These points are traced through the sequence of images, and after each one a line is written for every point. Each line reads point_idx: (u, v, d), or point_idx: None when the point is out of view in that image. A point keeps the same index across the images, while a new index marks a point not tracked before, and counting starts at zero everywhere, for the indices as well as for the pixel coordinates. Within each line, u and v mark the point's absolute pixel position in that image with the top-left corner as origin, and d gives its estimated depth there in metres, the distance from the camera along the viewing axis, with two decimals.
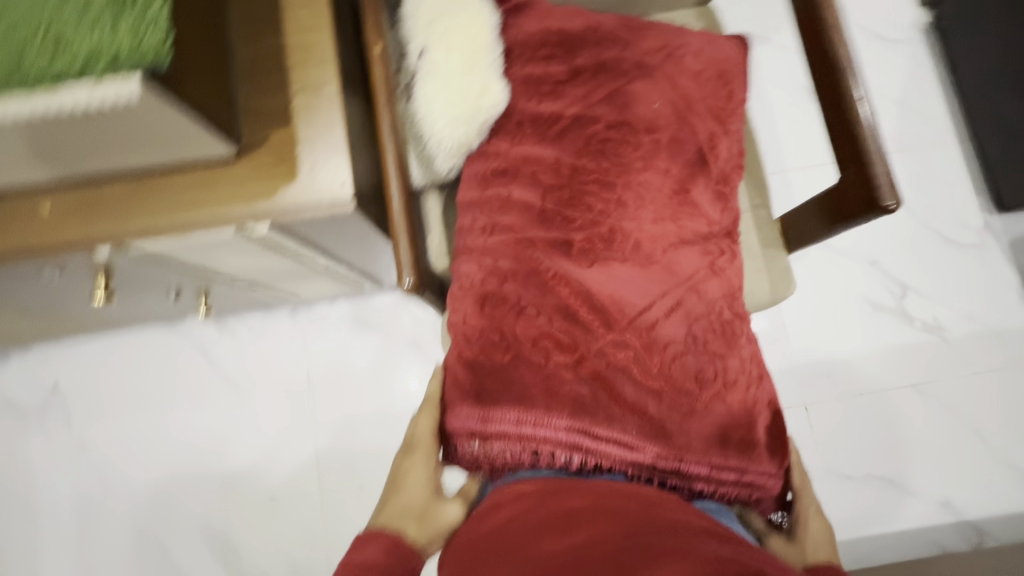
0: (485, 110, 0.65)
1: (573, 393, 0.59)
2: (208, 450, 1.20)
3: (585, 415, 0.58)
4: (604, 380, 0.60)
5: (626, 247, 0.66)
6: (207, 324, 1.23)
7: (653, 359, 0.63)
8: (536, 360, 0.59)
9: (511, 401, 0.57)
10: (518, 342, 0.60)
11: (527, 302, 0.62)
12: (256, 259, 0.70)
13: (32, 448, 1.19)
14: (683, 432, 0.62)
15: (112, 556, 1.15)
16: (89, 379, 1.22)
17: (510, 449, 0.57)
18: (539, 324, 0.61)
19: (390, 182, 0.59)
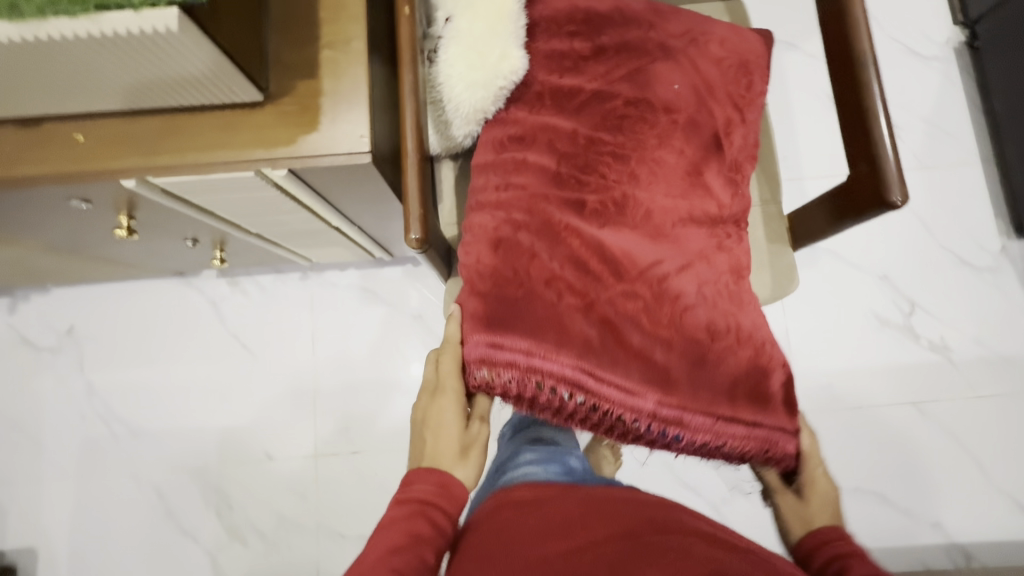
0: (502, 76, 0.66)
1: (582, 334, 0.61)
2: (210, 403, 1.23)
3: (591, 355, 0.60)
4: (612, 325, 0.62)
5: (637, 215, 0.67)
6: (220, 280, 1.26)
7: (663, 310, 0.65)
8: (548, 299, 0.61)
9: (522, 333, 0.59)
10: (532, 280, 0.62)
11: (541, 250, 0.63)
12: (269, 212, 0.73)
13: (42, 386, 1.23)
14: (688, 384, 0.63)
15: (110, 496, 1.19)
16: (103, 324, 1.25)
17: (513, 378, 0.59)
18: (552, 267, 0.62)
19: (407, 139, 0.60)
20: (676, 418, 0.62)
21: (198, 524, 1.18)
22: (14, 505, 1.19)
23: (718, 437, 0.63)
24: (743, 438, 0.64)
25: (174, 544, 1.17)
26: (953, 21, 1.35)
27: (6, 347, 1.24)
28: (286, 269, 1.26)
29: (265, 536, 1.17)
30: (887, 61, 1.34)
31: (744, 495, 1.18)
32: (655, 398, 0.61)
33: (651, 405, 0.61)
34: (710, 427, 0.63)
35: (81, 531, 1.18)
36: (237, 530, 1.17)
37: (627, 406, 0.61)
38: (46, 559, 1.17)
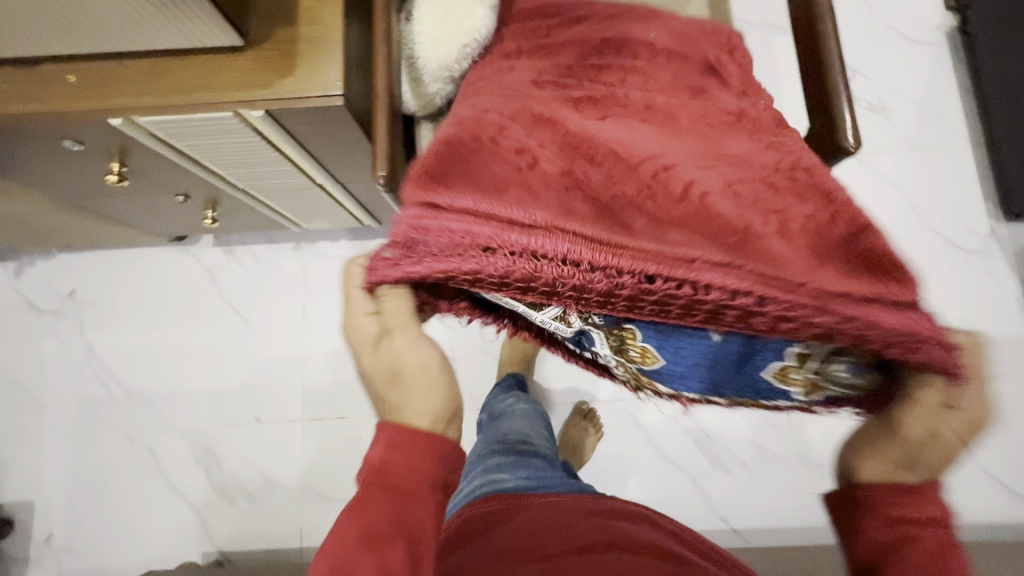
0: (466, 32, 0.69)
1: (554, 196, 0.44)
2: (204, 367, 1.26)
3: (571, 209, 0.43)
4: (598, 193, 0.44)
5: (646, 108, 0.56)
6: (217, 249, 1.30)
7: (680, 187, 0.45)
8: (509, 161, 0.46)
9: (467, 185, 0.44)
10: (494, 146, 0.48)
11: (515, 128, 0.51)
12: (252, 161, 0.77)
13: (44, 347, 1.28)
14: (735, 241, 0.42)
15: (105, 454, 1.23)
16: (104, 289, 1.30)
17: (465, 241, 0.42)
18: (523, 140, 0.49)
19: (379, 86, 0.64)
20: (724, 279, 0.40)
21: (190, 484, 1.21)
22: (14, 461, 1.23)
23: (808, 309, 0.40)
24: (852, 307, 0.40)
25: (166, 502, 1.20)
26: (945, 6, 1.36)
27: (11, 310, 1.29)
28: (280, 240, 1.30)
29: (253, 498, 1.19)
30: (878, 44, 1.35)
31: (725, 470, 1.18)
32: (684, 255, 0.41)
33: (680, 264, 0.41)
34: (788, 298, 0.40)
35: (77, 487, 1.22)
36: (226, 491, 1.20)
37: (640, 264, 0.41)
38: (43, 513, 1.21)
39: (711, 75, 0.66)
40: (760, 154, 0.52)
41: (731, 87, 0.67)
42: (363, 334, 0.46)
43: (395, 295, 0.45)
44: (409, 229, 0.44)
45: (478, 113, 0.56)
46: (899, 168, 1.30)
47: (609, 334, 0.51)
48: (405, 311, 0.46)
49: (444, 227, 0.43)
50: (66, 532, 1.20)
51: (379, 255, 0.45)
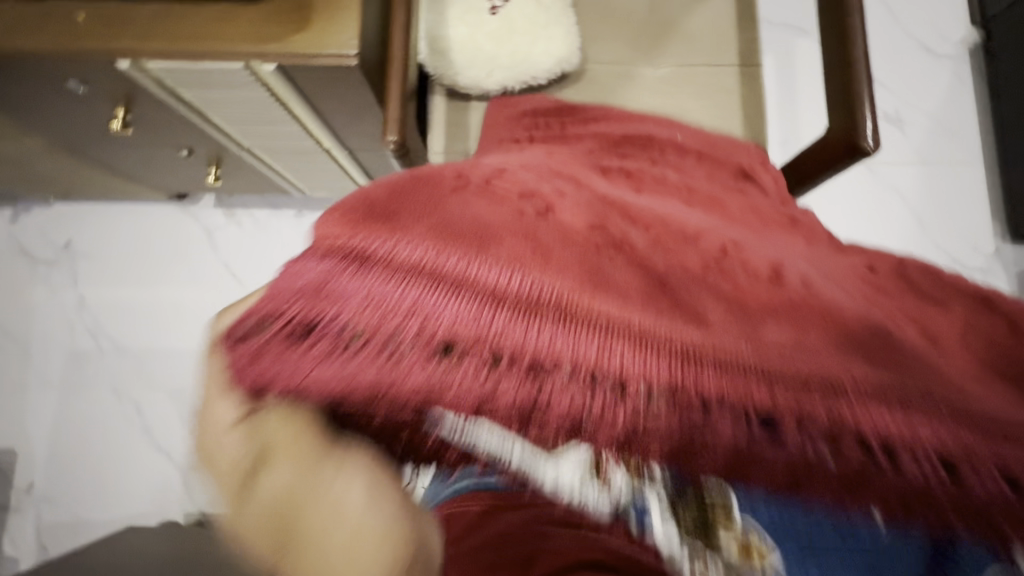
0: (569, 59, 0.79)
1: (595, 266, 0.38)
2: (194, 327, 1.25)
3: (601, 276, 0.37)
4: (644, 267, 0.40)
5: (651, 179, 0.58)
6: (217, 210, 1.29)
7: (728, 280, 0.42)
8: (484, 211, 0.38)
9: (448, 239, 0.35)
10: (490, 190, 0.40)
11: (518, 171, 0.45)
12: (261, 119, 0.75)
13: (35, 295, 1.26)
14: (774, 344, 0.38)
15: (92, 407, 1.22)
16: (100, 242, 1.28)
17: (412, 325, 0.31)
18: (527, 181, 0.43)
19: (395, 49, 0.67)
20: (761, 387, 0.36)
21: (175, 443, 1.20)
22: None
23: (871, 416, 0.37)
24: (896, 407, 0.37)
25: (151, 460, 1.20)
26: (970, 21, 1.34)
27: (4, 256, 1.28)
28: (282, 205, 1.28)
29: None
30: (899, 55, 1.33)
31: None
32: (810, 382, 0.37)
33: (807, 392, 0.37)
34: (850, 411, 0.37)
35: (59, 438, 1.21)
36: None
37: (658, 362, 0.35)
38: (25, 461, 1.21)
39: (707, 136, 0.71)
40: (811, 267, 0.48)
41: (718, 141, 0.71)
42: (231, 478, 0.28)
43: (286, 417, 0.28)
44: (308, 302, 0.31)
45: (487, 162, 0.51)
46: (910, 181, 1.29)
47: (674, 500, 0.44)
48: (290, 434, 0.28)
49: (382, 297, 0.32)
50: (47, 482, 1.20)
51: (250, 340, 0.30)
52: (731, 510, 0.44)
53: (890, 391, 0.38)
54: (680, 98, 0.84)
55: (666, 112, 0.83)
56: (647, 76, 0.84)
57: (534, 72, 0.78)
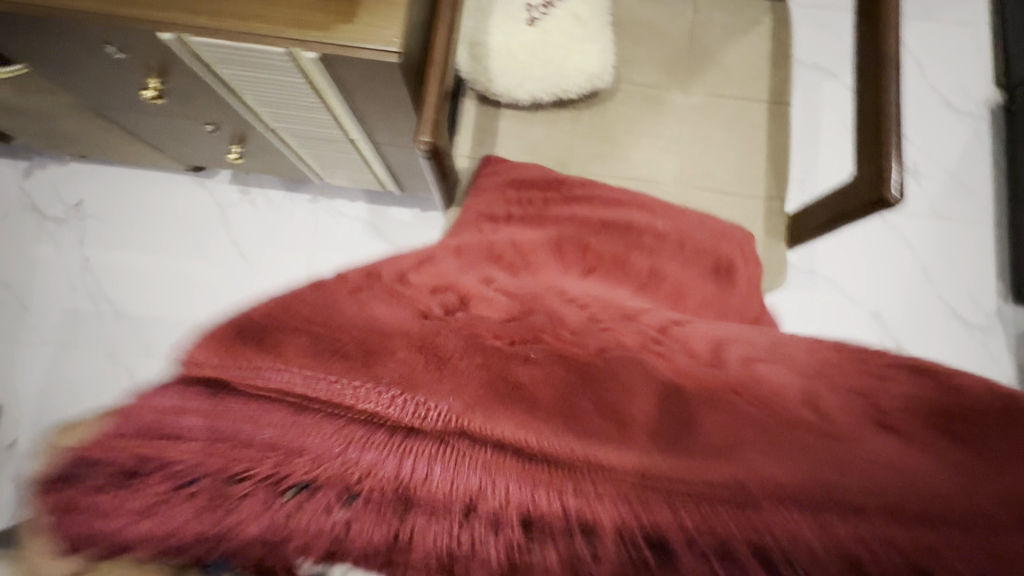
0: (602, 76, 0.79)
1: (474, 364, 0.40)
2: (196, 302, 1.24)
3: (481, 386, 0.37)
4: (551, 363, 0.41)
5: (601, 257, 0.70)
6: (232, 187, 1.29)
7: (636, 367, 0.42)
8: (368, 321, 0.43)
9: (308, 350, 0.37)
10: (415, 291, 0.52)
11: (452, 270, 0.59)
12: (291, 103, 0.75)
13: (40, 251, 1.26)
14: (652, 444, 0.36)
15: (83, 370, 1.21)
16: (111, 205, 1.28)
17: (295, 462, 0.34)
18: (452, 281, 0.55)
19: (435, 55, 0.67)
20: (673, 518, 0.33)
21: None
22: None
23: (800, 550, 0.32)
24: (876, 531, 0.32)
25: None
26: (994, 81, 1.36)
27: (14, 209, 1.27)
28: (298, 189, 1.28)
29: None
30: (921, 107, 1.35)
31: None
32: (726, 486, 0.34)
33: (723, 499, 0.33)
34: (751, 537, 0.32)
35: (47, 397, 1.20)
36: None
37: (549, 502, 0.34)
38: (9, 416, 1.19)
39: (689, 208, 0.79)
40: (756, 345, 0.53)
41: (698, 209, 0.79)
42: None
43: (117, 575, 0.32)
44: (167, 441, 0.34)
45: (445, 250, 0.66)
46: (921, 232, 1.30)
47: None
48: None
49: (257, 431, 0.35)
50: (29, 439, 1.18)
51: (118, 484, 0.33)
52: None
53: (830, 498, 0.33)
54: (706, 128, 0.84)
55: (691, 141, 0.84)
56: (676, 103, 0.85)
57: (567, 86, 0.79)
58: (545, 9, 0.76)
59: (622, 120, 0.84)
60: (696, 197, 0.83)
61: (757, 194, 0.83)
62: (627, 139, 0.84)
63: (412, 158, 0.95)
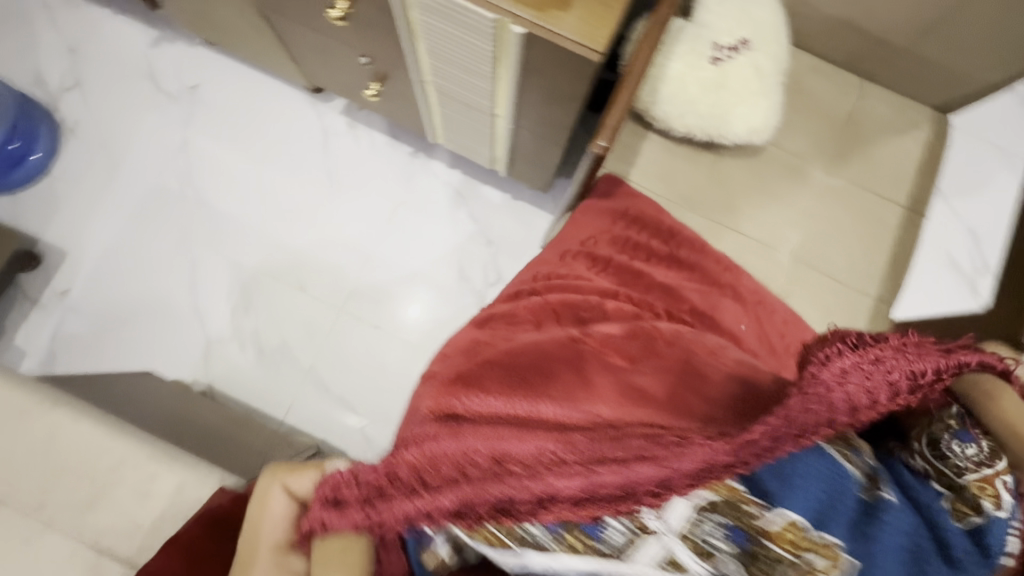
0: (762, 132, 0.80)
1: (601, 380, 0.64)
2: (277, 215, 1.26)
3: (614, 398, 0.62)
4: (636, 386, 0.64)
5: (699, 315, 0.75)
6: (342, 118, 1.30)
7: (673, 355, 0.67)
8: (529, 346, 0.68)
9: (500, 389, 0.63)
10: (541, 327, 0.72)
11: (572, 314, 0.73)
12: (463, 64, 0.76)
13: (145, 120, 1.28)
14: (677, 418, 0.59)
15: (150, 244, 1.23)
16: (224, 98, 1.29)
17: (491, 457, 0.54)
18: (572, 324, 0.72)
19: (639, 58, 0.64)
20: (744, 446, 0.51)
21: (214, 309, 1.21)
22: (66, 205, 1.23)
23: (797, 426, 0.51)
24: (837, 402, 0.53)
25: (183, 318, 1.20)
26: None
27: (132, 72, 1.29)
28: (403, 139, 1.30)
29: (264, 350, 1.20)
30: None
31: None
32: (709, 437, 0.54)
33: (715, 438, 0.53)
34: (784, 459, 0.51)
35: (109, 258, 1.22)
36: (242, 334, 1.21)
37: (678, 462, 0.50)
38: (69, 264, 1.21)
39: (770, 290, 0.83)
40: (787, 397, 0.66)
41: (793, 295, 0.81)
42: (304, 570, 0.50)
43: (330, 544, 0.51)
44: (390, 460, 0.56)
45: (564, 279, 0.77)
46: None
47: (749, 560, 0.47)
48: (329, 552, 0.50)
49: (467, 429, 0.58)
50: (82, 292, 1.20)
51: (360, 484, 0.53)
52: (805, 528, 0.47)
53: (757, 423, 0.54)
54: (837, 213, 0.85)
55: (819, 221, 0.85)
56: (817, 181, 0.86)
57: (726, 133, 0.79)
58: (730, 52, 0.78)
59: (759, 178, 0.85)
60: (807, 276, 0.85)
61: (867, 291, 0.84)
62: (761, 201, 0.85)
63: (541, 150, 0.96)
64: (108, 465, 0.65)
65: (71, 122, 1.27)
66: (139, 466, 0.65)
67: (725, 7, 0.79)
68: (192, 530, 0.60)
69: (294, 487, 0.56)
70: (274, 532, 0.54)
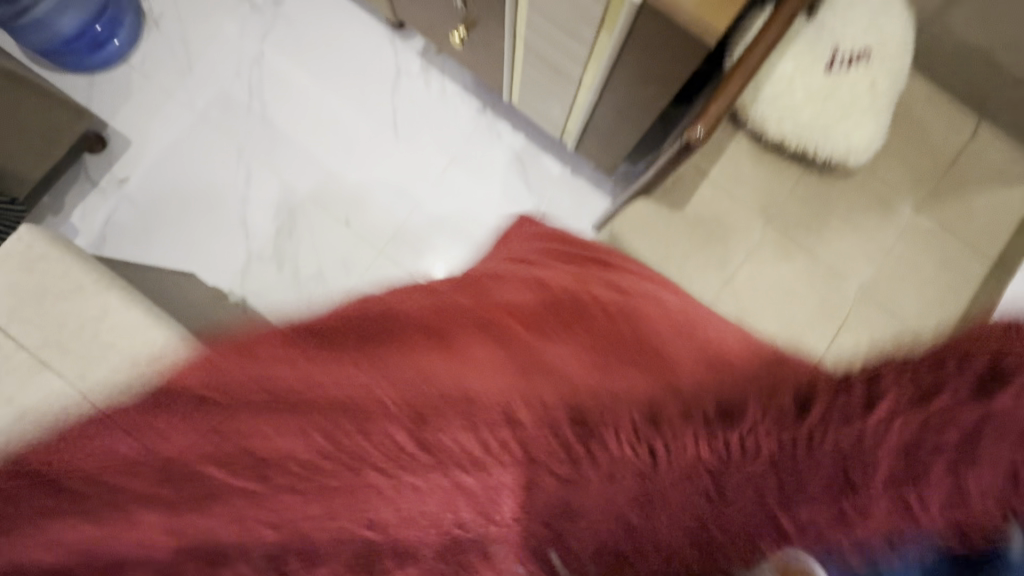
0: (861, 152, 0.76)
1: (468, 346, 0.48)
2: (336, 144, 1.26)
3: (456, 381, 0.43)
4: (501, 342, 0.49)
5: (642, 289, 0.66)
6: (417, 60, 1.28)
7: (568, 315, 0.55)
8: (387, 311, 0.55)
9: (312, 346, 0.47)
10: (435, 292, 0.61)
11: (485, 283, 0.63)
12: (563, 25, 0.73)
13: (224, 26, 1.27)
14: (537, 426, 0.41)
15: (209, 150, 1.24)
16: (304, 18, 1.28)
17: (256, 442, 0.39)
18: (462, 292, 0.60)
19: (755, 51, 0.63)
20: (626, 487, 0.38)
21: (259, 227, 1.22)
22: (136, 96, 1.24)
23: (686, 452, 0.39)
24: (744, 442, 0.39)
25: (228, 228, 1.22)
26: None
27: None
28: (473, 93, 1.27)
29: (300, 276, 1.21)
30: None
31: None
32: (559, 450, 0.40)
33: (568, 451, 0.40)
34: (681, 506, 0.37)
35: (167, 156, 1.23)
36: (282, 256, 1.22)
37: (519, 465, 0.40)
38: (130, 155, 1.23)
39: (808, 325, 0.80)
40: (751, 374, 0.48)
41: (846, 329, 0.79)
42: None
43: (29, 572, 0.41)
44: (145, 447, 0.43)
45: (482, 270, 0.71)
46: None
47: None
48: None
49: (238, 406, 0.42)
50: (138, 185, 1.22)
51: (158, 479, 0.41)
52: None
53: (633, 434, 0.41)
54: (917, 254, 0.81)
55: (897, 259, 0.81)
56: (904, 219, 0.82)
57: (821, 147, 0.76)
58: (847, 62, 0.74)
59: (840, 201, 0.82)
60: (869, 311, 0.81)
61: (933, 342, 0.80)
62: (839, 227, 0.82)
63: (618, 131, 0.93)
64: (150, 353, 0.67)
65: (154, 14, 1.27)
66: None
67: (854, 12, 0.73)
68: None
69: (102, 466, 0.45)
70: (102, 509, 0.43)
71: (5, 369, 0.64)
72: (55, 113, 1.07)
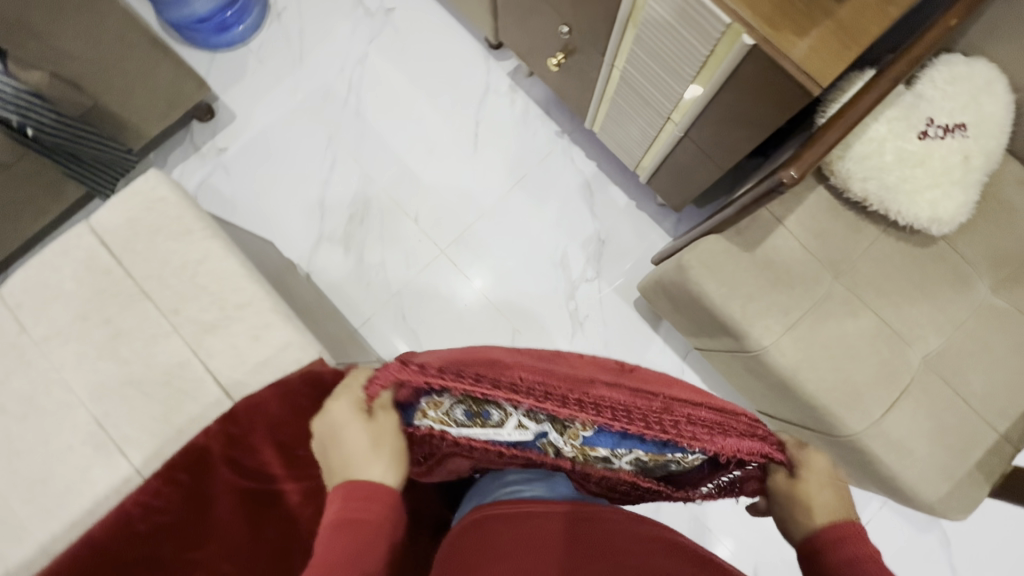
0: (942, 217, 0.77)
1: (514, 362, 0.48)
2: (419, 144, 1.33)
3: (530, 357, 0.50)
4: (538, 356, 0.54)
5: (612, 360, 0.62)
6: (506, 80, 1.35)
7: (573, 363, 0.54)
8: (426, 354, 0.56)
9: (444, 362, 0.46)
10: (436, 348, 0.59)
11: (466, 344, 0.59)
12: (666, 63, 0.77)
13: (339, 25, 1.38)
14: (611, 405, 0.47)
15: (303, 133, 1.33)
16: (412, 27, 1.38)
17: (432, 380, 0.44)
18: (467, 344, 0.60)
19: (858, 105, 0.64)
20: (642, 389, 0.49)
21: (333, 209, 1.30)
22: (249, 76, 1.36)
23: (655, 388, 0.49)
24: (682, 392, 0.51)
25: (305, 207, 1.30)
26: None
27: None
28: (554, 117, 1.33)
29: (364, 260, 1.27)
30: None
31: None
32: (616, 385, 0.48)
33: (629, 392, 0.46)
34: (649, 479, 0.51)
35: (265, 135, 1.33)
36: (350, 240, 1.28)
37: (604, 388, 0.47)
38: (231, 129, 1.33)
39: (868, 387, 0.79)
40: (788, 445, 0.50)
41: (897, 396, 0.79)
42: (358, 448, 0.43)
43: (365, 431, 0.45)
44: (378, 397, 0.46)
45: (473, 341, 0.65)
46: None
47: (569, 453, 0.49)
48: (376, 443, 0.44)
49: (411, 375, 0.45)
50: (234, 155, 1.32)
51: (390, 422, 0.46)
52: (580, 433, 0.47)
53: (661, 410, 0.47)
54: (987, 331, 0.81)
55: (966, 336, 0.81)
56: (980, 295, 0.82)
57: (904, 210, 0.77)
58: (942, 132, 0.75)
59: (915, 271, 0.82)
60: (931, 381, 0.80)
61: (994, 425, 0.79)
62: (912, 294, 0.82)
63: (698, 171, 0.96)
64: (237, 301, 0.73)
65: (277, 7, 1.39)
66: (261, 312, 0.73)
67: (954, 86, 0.75)
68: (292, 380, 0.66)
69: (345, 422, 0.45)
70: (367, 459, 0.43)
71: (112, 293, 0.73)
72: (186, 81, 1.14)
